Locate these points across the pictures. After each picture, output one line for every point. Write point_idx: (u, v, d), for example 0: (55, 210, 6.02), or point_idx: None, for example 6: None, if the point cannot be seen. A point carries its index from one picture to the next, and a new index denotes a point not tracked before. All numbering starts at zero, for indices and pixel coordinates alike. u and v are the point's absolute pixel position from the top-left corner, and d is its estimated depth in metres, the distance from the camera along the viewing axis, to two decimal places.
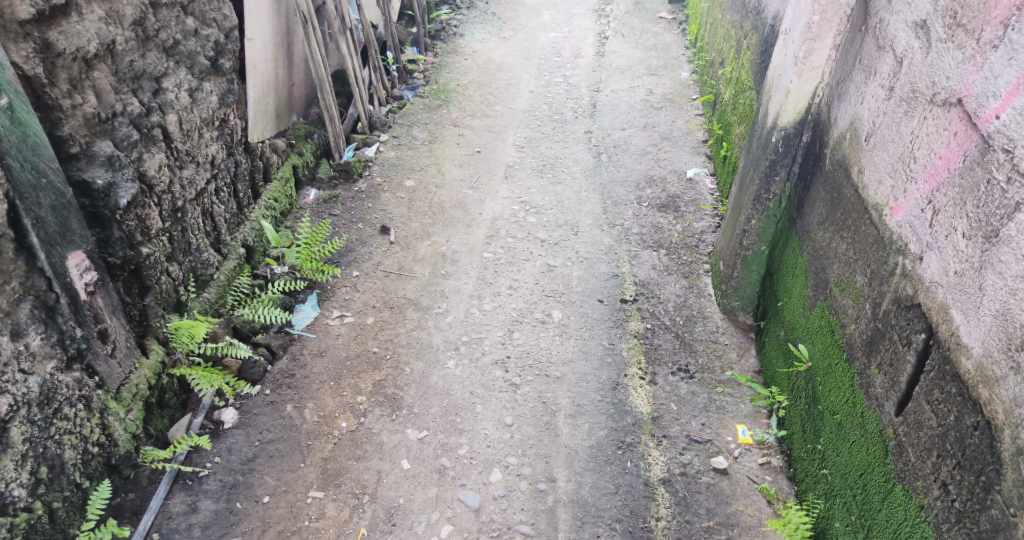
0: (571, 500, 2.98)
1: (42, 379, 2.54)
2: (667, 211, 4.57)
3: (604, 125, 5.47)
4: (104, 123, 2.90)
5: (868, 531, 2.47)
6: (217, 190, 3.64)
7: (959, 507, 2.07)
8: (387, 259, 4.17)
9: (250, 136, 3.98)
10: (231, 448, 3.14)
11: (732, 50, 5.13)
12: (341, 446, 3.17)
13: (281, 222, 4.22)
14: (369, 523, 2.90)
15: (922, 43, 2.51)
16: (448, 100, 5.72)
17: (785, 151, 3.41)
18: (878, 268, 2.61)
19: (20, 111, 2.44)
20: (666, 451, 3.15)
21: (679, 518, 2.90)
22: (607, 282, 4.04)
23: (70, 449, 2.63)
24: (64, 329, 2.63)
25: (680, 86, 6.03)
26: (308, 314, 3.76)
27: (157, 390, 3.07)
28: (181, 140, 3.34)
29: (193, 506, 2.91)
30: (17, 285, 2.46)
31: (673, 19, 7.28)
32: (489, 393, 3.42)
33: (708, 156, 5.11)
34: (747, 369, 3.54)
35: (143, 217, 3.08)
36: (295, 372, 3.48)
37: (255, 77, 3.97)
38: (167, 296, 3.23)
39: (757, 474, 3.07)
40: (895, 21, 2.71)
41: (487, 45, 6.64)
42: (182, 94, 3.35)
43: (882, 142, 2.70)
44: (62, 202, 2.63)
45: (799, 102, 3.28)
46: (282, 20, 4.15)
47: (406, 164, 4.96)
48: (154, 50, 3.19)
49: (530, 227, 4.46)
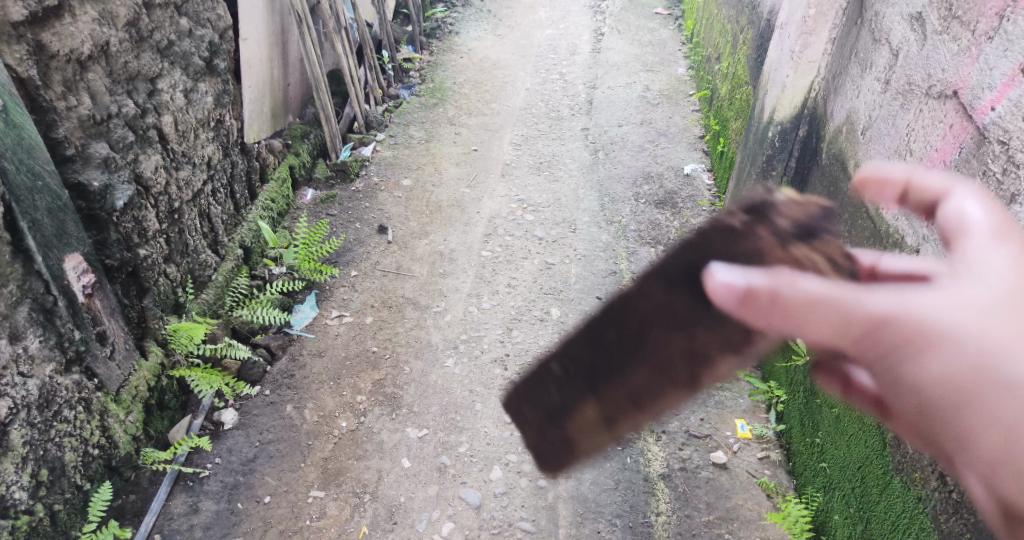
0: (571, 496, 2.99)
1: (41, 382, 2.54)
2: (664, 208, 4.57)
3: (600, 122, 5.48)
4: (99, 125, 2.90)
5: (868, 523, 2.49)
6: (214, 190, 3.64)
7: (957, 497, 2.08)
8: (385, 258, 4.17)
9: (246, 137, 3.98)
10: (231, 448, 3.14)
11: (728, 45, 5.13)
12: (342, 445, 3.18)
13: (279, 222, 4.22)
14: (370, 522, 2.90)
15: (917, 35, 2.52)
16: (444, 98, 5.72)
17: (782, 145, 3.42)
18: None
19: (14, 113, 2.43)
20: (665, 447, 3.16)
21: (679, 513, 2.91)
22: (605, 279, 4.05)
23: (71, 451, 2.64)
24: (62, 332, 2.63)
25: (676, 82, 6.03)
26: (307, 314, 3.77)
27: (157, 391, 3.08)
28: (176, 141, 3.34)
29: (194, 507, 2.91)
30: (15, 288, 2.45)
31: (669, 15, 7.27)
32: (489, 392, 3.42)
33: (704, 152, 5.11)
34: (746, 364, 3.55)
35: (140, 220, 3.07)
36: (295, 372, 3.48)
37: (251, 77, 3.97)
38: (165, 298, 3.23)
39: (756, 468, 3.09)
40: (891, 13, 2.72)
41: (482, 43, 6.64)
42: (177, 95, 3.35)
43: (878, 135, 2.71)
44: (59, 204, 2.63)
45: (796, 96, 3.30)
46: (276, 20, 4.14)
47: (403, 163, 4.95)
48: (148, 51, 3.18)
49: (527, 226, 4.46)
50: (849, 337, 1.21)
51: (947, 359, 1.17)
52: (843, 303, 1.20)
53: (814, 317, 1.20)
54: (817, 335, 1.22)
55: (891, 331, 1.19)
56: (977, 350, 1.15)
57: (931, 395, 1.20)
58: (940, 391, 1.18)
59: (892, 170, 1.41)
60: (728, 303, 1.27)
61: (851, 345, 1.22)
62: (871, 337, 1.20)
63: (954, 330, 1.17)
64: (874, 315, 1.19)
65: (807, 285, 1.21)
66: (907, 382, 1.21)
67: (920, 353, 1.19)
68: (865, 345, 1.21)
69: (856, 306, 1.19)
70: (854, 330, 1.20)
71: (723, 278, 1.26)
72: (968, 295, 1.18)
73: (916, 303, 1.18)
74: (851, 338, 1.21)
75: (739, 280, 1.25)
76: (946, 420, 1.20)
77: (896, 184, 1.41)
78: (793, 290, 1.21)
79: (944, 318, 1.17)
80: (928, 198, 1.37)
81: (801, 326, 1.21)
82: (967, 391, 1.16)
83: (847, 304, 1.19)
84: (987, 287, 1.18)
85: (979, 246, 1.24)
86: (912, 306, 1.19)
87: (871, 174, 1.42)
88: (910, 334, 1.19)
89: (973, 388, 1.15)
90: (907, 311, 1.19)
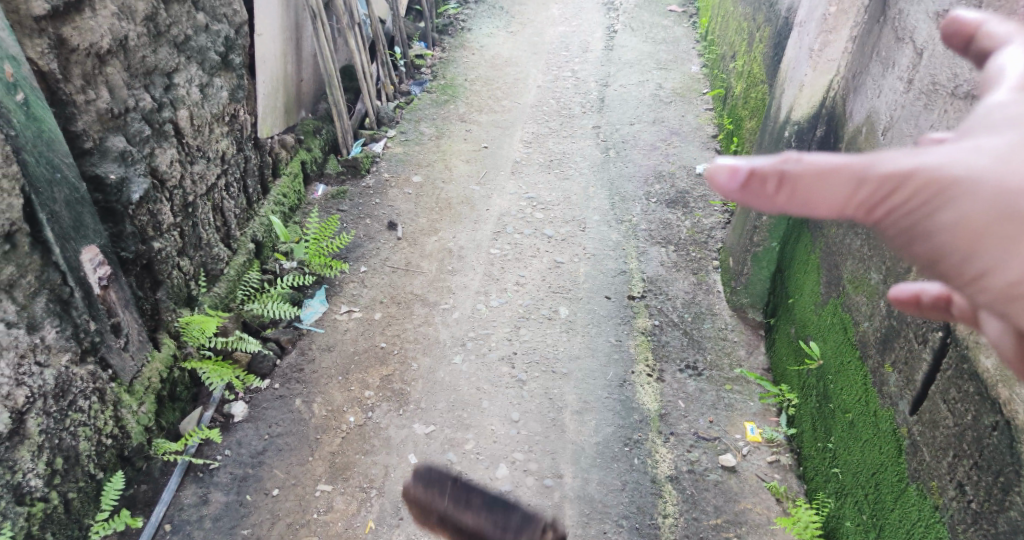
0: (578, 496, 2.98)
1: (57, 372, 2.57)
2: (675, 208, 4.53)
3: (612, 120, 5.44)
4: (116, 118, 2.93)
5: (880, 531, 2.45)
6: (227, 185, 3.67)
7: (976, 507, 2.04)
8: (394, 254, 4.18)
9: (259, 132, 4.01)
10: (241, 441, 3.17)
11: (744, 43, 5.06)
12: (350, 440, 3.19)
13: (291, 217, 4.24)
14: (377, 516, 2.92)
15: (943, 34, 2.46)
16: (456, 95, 5.71)
17: (799, 145, 3.38)
18: (891, 265, 2.56)
19: (35, 106, 2.46)
20: (673, 449, 3.14)
21: (687, 515, 2.89)
22: (615, 279, 4.02)
23: (85, 440, 2.68)
24: (78, 322, 2.67)
25: (690, 80, 5.97)
26: (316, 309, 3.79)
27: (169, 383, 3.11)
28: (191, 136, 3.37)
29: (204, 498, 2.94)
30: (33, 279, 2.49)
31: (682, 12, 7.20)
32: (496, 389, 3.42)
33: (717, 152, 5.06)
34: (756, 367, 3.51)
35: (155, 213, 3.11)
36: (304, 367, 3.50)
37: (266, 73, 3.99)
38: (179, 291, 3.27)
39: (766, 472, 3.05)
40: (915, 11, 2.67)
41: (495, 40, 6.62)
42: (193, 89, 3.37)
43: (899, 136, 2.66)
44: (76, 197, 2.66)
45: (814, 95, 3.25)
46: (291, 16, 4.16)
47: (414, 159, 4.96)
48: (165, 45, 3.21)
49: (537, 224, 4.44)
50: (865, 205, 0.93)
51: (965, 206, 0.89)
52: (859, 168, 0.91)
53: (823, 191, 0.91)
54: (829, 211, 0.93)
55: (911, 188, 0.91)
56: (1001, 192, 0.87)
57: (950, 256, 0.92)
58: (962, 249, 0.90)
59: (970, 18, 1.13)
60: (729, 192, 0.95)
61: (866, 219, 0.94)
62: (888, 200, 0.92)
63: (971, 173, 0.89)
64: (891, 174, 0.91)
65: (815, 158, 0.91)
66: (926, 244, 0.93)
67: (937, 204, 0.91)
68: (883, 212, 0.93)
69: (866, 168, 0.91)
70: (870, 190, 0.92)
71: (724, 162, 0.94)
72: (988, 142, 0.91)
73: (927, 160, 0.91)
74: (868, 204, 0.92)
75: (742, 163, 0.94)
76: (964, 275, 0.92)
77: (969, 37, 1.13)
78: (799, 163, 0.92)
79: (958, 164, 0.90)
80: (990, 50, 1.09)
81: (812, 203, 0.92)
82: (1001, 245, 0.87)
83: (859, 168, 0.91)
84: (1011, 131, 0.91)
85: (1008, 89, 0.97)
86: (930, 160, 0.91)
87: (958, 19, 1.14)
88: (928, 187, 0.91)
89: (993, 234, 0.88)
90: (922, 165, 0.91)
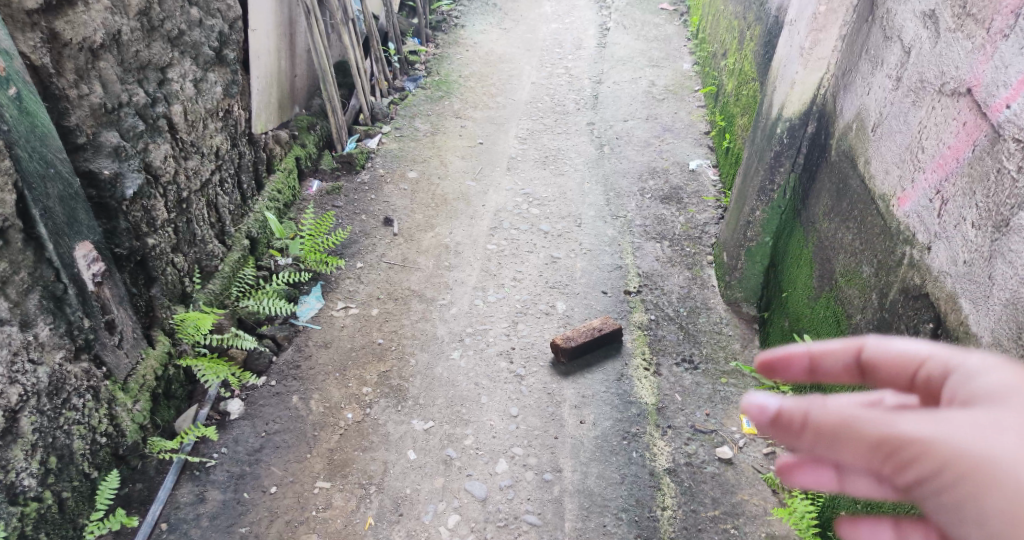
0: (577, 490, 2.99)
1: (51, 370, 2.54)
2: (670, 203, 4.56)
3: (606, 117, 5.46)
4: (110, 114, 2.89)
5: None
6: (222, 181, 3.64)
7: None
8: (391, 250, 4.17)
9: (253, 127, 3.98)
10: (238, 438, 3.15)
11: (735, 41, 5.11)
12: (348, 436, 3.19)
13: (286, 213, 4.21)
14: (376, 513, 2.91)
15: (930, 33, 2.51)
16: (450, 91, 5.71)
17: (790, 142, 3.41)
18: (885, 258, 2.62)
19: (28, 101, 2.43)
20: (671, 442, 3.17)
21: (685, 508, 2.91)
22: (611, 274, 4.05)
23: (79, 439, 2.65)
24: (71, 319, 2.63)
25: (682, 78, 6.01)
26: (312, 305, 3.78)
27: (164, 380, 3.08)
28: (186, 131, 3.33)
29: (201, 496, 2.92)
30: (26, 276, 2.46)
31: (674, 10, 7.23)
32: (494, 385, 3.43)
33: (709, 148, 5.09)
34: (751, 360, 3.54)
35: (149, 209, 3.07)
36: (301, 363, 3.49)
37: (259, 68, 3.96)
38: (173, 288, 3.24)
39: (762, 464, 3.08)
40: (903, 11, 2.70)
41: (488, 36, 6.61)
42: (186, 84, 3.34)
43: (889, 132, 2.70)
44: (69, 193, 2.62)
45: (805, 93, 3.27)
46: (285, 11, 4.14)
47: (409, 155, 4.95)
48: (159, 40, 3.18)
49: (533, 219, 4.45)
50: (892, 465, 0.99)
51: (1006, 491, 0.93)
52: (879, 426, 1.00)
53: (847, 442, 1.02)
54: (857, 463, 1.02)
55: (941, 461, 0.96)
56: None
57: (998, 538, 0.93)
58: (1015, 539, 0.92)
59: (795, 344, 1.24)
60: (758, 423, 1.09)
61: (892, 477, 1.00)
62: (915, 468, 0.98)
63: (1008, 458, 0.93)
64: (917, 440, 0.97)
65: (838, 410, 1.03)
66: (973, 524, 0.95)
67: (975, 483, 0.94)
68: (912, 477, 0.98)
69: (885, 427, 1.00)
70: (896, 452, 0.99)
71: (755, 398, 1.08)
72: (1003, 417, 0.97)
73: (956, 434, 0.96)
74: (896, 464, 0.99)
75: (771, 401, 1.07)
76: None
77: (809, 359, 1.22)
78: (822, 409, 1.05)
79: (989, 444, 0.94)
80: (857, 355, 1.19)
81: (838, 451, 1.03)
82: None
83: (878, 428, 1.00)
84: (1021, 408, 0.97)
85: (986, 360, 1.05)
86: (953, 435, 0.96)
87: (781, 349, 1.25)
88: (960, 463, 0.95)
89: None
90: (944, 438, 0.96)
